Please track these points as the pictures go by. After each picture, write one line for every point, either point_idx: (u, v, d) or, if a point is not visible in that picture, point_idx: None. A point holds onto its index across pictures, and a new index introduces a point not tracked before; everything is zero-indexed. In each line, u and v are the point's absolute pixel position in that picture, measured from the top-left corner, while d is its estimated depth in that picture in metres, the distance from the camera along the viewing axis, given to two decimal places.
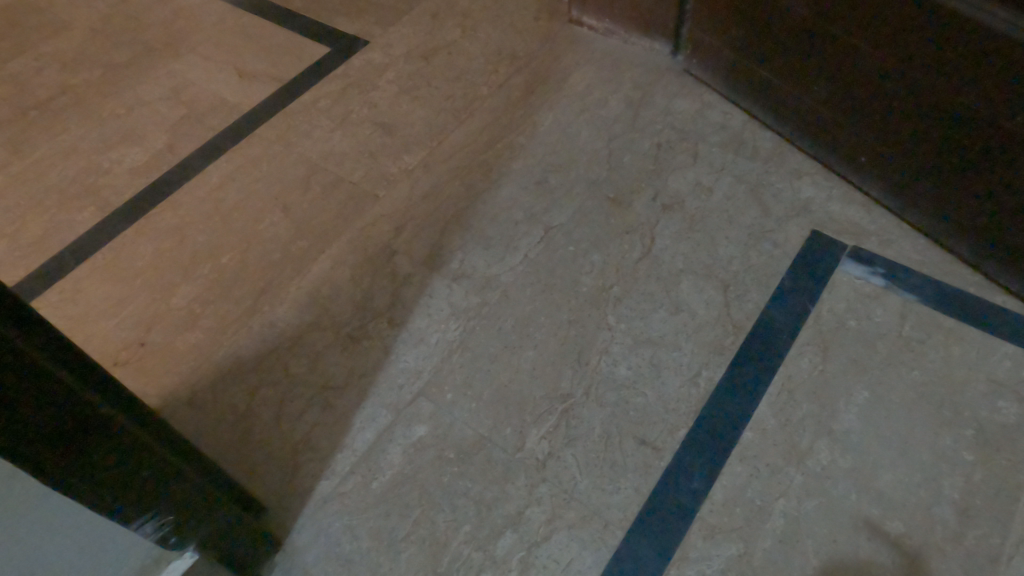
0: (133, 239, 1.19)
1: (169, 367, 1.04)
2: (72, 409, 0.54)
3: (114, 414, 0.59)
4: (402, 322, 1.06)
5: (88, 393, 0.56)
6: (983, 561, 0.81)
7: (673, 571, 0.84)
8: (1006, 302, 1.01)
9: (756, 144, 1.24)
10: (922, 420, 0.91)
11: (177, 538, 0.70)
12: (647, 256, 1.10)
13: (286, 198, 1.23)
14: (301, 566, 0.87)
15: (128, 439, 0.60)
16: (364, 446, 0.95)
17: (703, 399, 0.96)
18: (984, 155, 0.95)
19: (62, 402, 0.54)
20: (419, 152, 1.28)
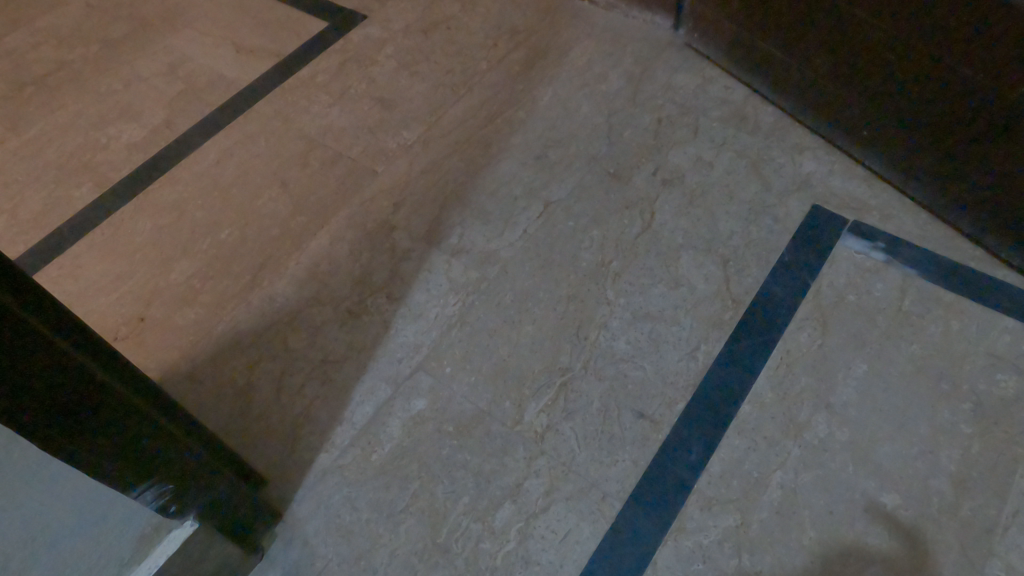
0: (130, 215, 1.19)
1: (168, 342, 1.04)
2: (70, 378, 0.54)
3: (113, 384, 0.58)
4: (401, 297, 1.06)
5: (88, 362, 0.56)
6: (978, 533, 0.82)
7: (670, 541, 0.84)
8: (1007, 277, 1.01)
9: (757, 119, 1.23)
10: (921, 393, 0.91)
11: (177, 508, 0.70)
12: (647, 231, 1.10)
13: (284, 173, 1.22)
14: (301, 536, 0.87)
15: (129, 408, 0.60)
16: (364, 419, 0.95)
17: (701, 372, 0.96)
18: (986, 127, 0.94)
19: (62, 371, 0.53)
20: (418, 127, 1.27)
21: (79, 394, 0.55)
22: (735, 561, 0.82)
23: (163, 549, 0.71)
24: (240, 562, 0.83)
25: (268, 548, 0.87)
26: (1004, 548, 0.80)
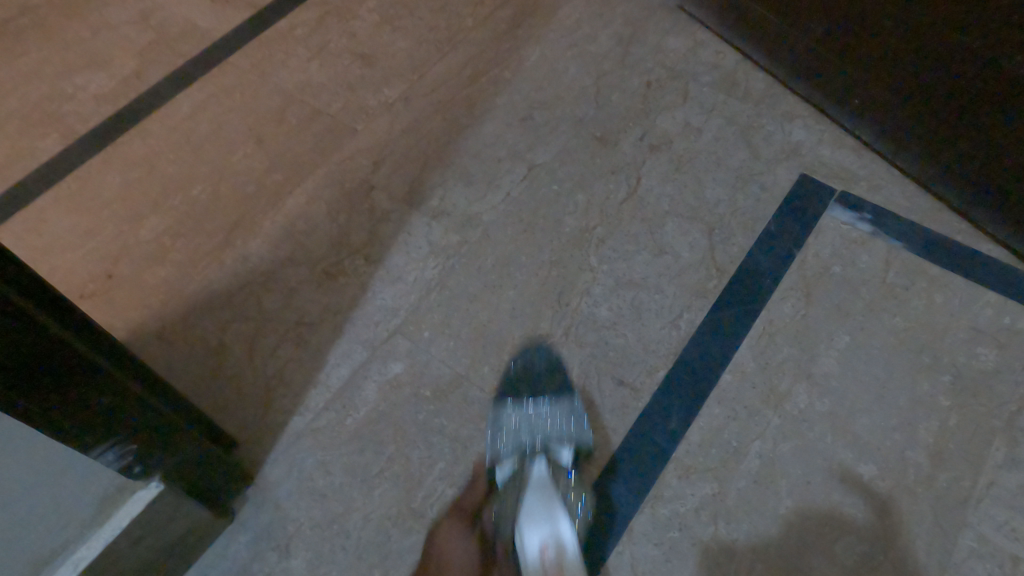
0: (98, 168, 1.14)
1: (137, 300, 1.01)
2: (30, 336, 0.51)
3: (76, 342, 0.55)
4: (379, 259, 1.03)
5: (49, 319, 0.53)
6: (953, 504, 0.82)
7: (647, 509, 0.84)
8: (992, 251, 1.00)
9: (748, 85, 1.20)
10: (901, 365, 0.91)
11: (143, 468, 0.68)
12: (633, 197, 1.08)
13: (259, 129, 1.18)
14: (273, 499, 0.86)
15: (91, 368, 0.57)
16: (339, 382, 0.93)
17: (683, 341, 0.95)
18: (982, 96, 0.92)
19: (23, 329, 0.50)
20: (400, 85, 1.22)
21: (38, 350, 0.52)
22: (711, 529, 0.82)
23: (128, 509, 0.70)
24: (210, 524, 0.81)
25: (239, 510, 0.85)
26: (976, 518, 0.81)
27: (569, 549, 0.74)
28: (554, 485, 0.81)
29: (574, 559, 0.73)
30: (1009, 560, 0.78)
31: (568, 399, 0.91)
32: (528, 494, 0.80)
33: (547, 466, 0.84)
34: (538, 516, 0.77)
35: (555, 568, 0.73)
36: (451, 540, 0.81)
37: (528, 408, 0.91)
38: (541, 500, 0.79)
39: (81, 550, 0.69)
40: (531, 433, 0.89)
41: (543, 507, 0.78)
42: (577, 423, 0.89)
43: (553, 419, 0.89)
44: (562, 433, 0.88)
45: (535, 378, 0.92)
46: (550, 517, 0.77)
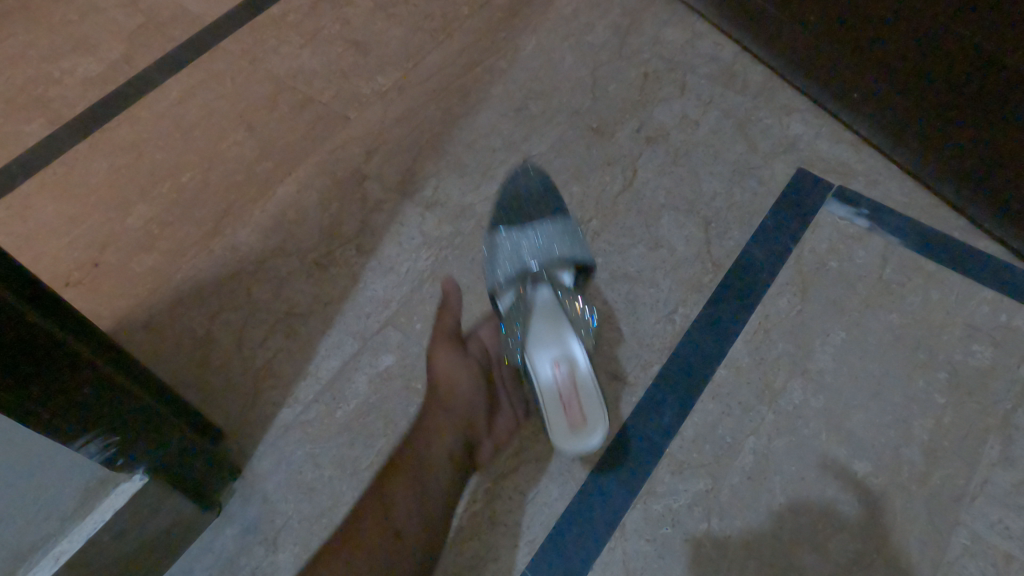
0: (85, 154, 1.12)
1: (123, 289, 0.99)
2: (10, 327, 0.49)
3: (58, 332, 0.54)
4: (371, 250, 1.02)
5: (31, 308, 0.51)
6: (946, 502, 0.81)
7: (639, 505, 0.83)
8: (989, 248, 1.00)
9: (746, 78, 1.19)
10: (897, 363, 0.90)
11: (127, 462, 0.67)
12: (628, 189, 1.06)
13: (250, 116, 1.16)
14: (261, 493, 0.84)
15: (73, 359, 0.55)
16: (329, 373, 0.92)
17: (678, 335, 0.94)
18: (979, 95, 0.90)
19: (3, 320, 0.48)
20: (393, 73, 1.21)
21: (21, 343, 0.50)
22: (704, 525, 0.81)
23: (111, 502, 0.69)
24: (196, 518, 0.80)
25: (226, 503, 0.84)
26: (970, 517, 0.80)
27: (578, 366, 0.82)
28: (558, 305, 0.87)
29: (585, 375, 0.82)
30: (1002, 559, 0.78)
31: (561, 224, 0.97)
32: (533, 322, 0.86)
33: (550, 291, 0.88)
34: (547, 338, 0.84)
35: (568, 384, 0.82)
36: (452, 369, 0.82)
37: (519, 233, 0.96)
38: (548, 327, 0.85)
39: (62, 544, 0.68)
40: (530, 255, 0.94)
41: (551, 331, 0.85)
42: (569, 241, 0.94)
43: (545, 245, 0.95)
44: (558, 258, 0.92)
45: (531, 204, 1.01)
46: (558, 341, 0.84)
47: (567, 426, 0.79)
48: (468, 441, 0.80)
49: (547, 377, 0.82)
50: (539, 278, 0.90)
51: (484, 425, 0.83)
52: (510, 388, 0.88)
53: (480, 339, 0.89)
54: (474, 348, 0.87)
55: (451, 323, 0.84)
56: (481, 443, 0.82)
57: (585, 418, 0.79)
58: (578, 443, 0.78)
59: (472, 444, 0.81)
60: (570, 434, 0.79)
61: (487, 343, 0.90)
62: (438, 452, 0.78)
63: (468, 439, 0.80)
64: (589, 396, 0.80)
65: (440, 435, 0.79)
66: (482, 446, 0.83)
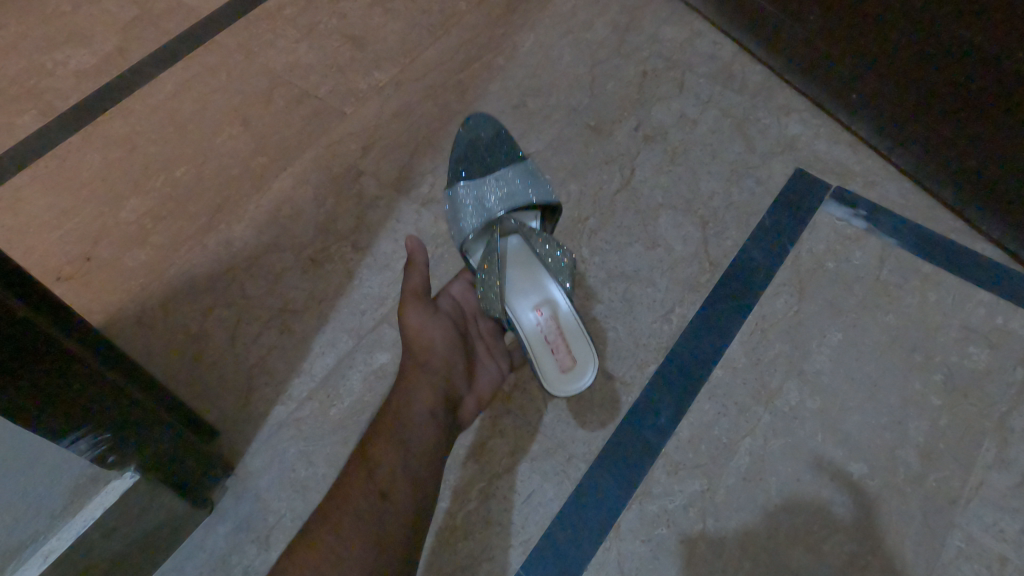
0: (78, 147, 1.11)
1: (116, 284, 0.98)
2: (9, 330, 0.49)
3: (57, 335, 0.53)
4: (367, 246, 1.01)
5: (30, 311, 0.51)
6: (942, 504, 0.81)
7: (635, 505, 0.82)
8: (986, 250, 0.99)
9: (745, 77, 1.19)
10: (893, 364, 0.90)
11: (116, 459, 0.66)
12: (626, 188, 1.06)
13: (245, 110, 1.15)
14: (253, 490, 0.84)
15: (71, 361, 0.55)
16: (323, 371, 0.91)
17: (674, 335, 0.94)
18: (977, 95, 0.89)
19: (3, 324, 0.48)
20: (390, 68, 1.20)
21: (19, 346, 0.50)
22: (699, 525, 0.81)
23: (103, 499, 0.70)
24: (187, 516, 0.79)
25: (218, 501, 0.83)
26: (965, 519, 0.80)
27: (560, 309, 0.83)
28: (530, 251, 0.87)
29: (568, 316, 0.82)
30: (997, 561, 0.78)
31: (520, 164, 0.93)
32: (508, 269, 0.86)
33: (520, 237, 0.88)
34: (524, 286, 0.85)
35: (551, 328, 0.82)
36: (424, 324, 0.79)
37: (480, 184, 0.91)
38: (522, 275, 0.86)
39: (51, 542, 0.69)
40: (493, 201, 0.90)
41: (525, 277, 0.85)
42: (529, 181, 0.91)
43: (507, 187, 0.90)
44: (519, 203, 0.89)
45: (483, 151, 0.94)
46: (535, 287, 0.85)
47: (556, 367, 0.78)
48: (450, 395, 0.77)
49: (531, 323, 0.83)
50: (507, 219, 0.87)
51: (463, 381, 0.80)
52: (490, 345, 0.88)
53: (449, 299, 0.87)
54: (444, 307, 0.85)
55: (421, 279, 0.80)
56: (462, 398, 0.79)
57: (574, 356, 0.79)
58: (569, 382, 0.77)
59: (454, 399, 0.78)
60: (560, 373, 0.78)
61: (455, 302, 0.88)
62: (416, 406, 0.74)
63: (450, 392, 0.77)
64: (575, 334, 0.80)
65: (422, 387, 0.75)
66: (464, 403, 0.80)
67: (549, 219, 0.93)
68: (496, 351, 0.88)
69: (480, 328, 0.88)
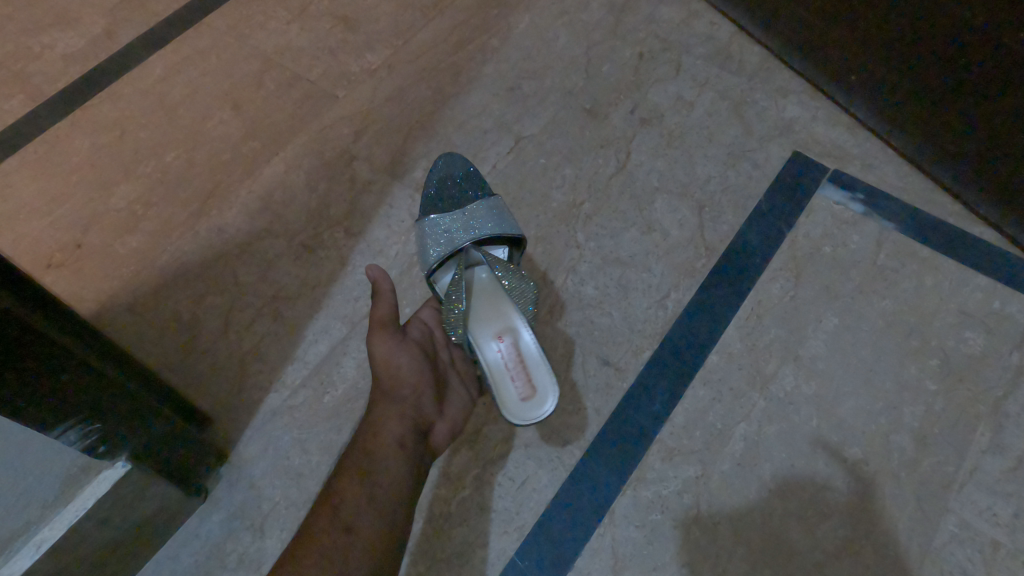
0: (66, 131, 1.09)
1: (106, 271, 0.97)
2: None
3: (42, 327, 0.53)
4: (359, 232, 1.00)
5: (13, 304, 0.50)
6: (936, 488, 0.81)
7: (628, 491, 0.82)
8: (984, 234, 0.98)
9: (742, 58, 1.17)
10: (889, 350, 0.90)
11: (108, 448, 0.65)
12: (622, 171, 1.05)
13: (236, 94, 1.13)
14: (247, 478, 0.84)
15: (58, 354, 0.54)
16: (317, 357, 0.91)
17: (669, 321, 0.93)
18: (980, 78, 0.88)
19: None
20: (383, 51, 1.18)
21: (6, 341, 0.50)
22: (693, 511, 0.81)
23: (95, 488, 0.68)
24: (181, 503, 0.79)
25: (212, 489, 0.83)
26: (959, 503, 0.80)
27: (523, 338, 0.81)
28: (495, 282, 0.86)
29: (529, 345, 0.81)
30: (990, 546, 0.78)
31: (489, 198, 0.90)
32: (474, 298, 0.85)
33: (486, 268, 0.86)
34: (488, 316, 0.84)
35: (513, 356, 0.81)
36: (391, 352, 0.73)
37: (448, 217, 0.88)
38: (487, 304, 0.84)
39: (42, 532, 0.67)
40: (457, 233, 0.87)
41: (490, 307, 0.84)
42: (499, 217, 0.88)
43: (473, 220, 0.87)
44: (482, 235, 0.86)
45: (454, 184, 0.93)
46: (499, 316, 0.83)
47: (516, 396, 0.77)
48: (421, 424, 0.72)
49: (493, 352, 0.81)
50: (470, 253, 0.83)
51: (435, 409, 0.75)
52: (461, 368, 0.83)
53: (420, 326, 0.82)
54: (413, 334, 0.79)
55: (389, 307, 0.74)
56: (434, 425, 0.74)
57: (534, 386, 0.78)
58: (529, 410, 0.76)
59: (424, 428, 0.72)
60: (519, 402, 0.77)
61: (426, 330, 0.83)
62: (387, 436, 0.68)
63: (420, 420, 0.72)
64: (538, 364, 0.79)
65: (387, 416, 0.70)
66: (436, 428, 0.74)
67: (517, 253, 0.91)
68: (468, 376, 0.83)
69: (452, 354, 0.83)
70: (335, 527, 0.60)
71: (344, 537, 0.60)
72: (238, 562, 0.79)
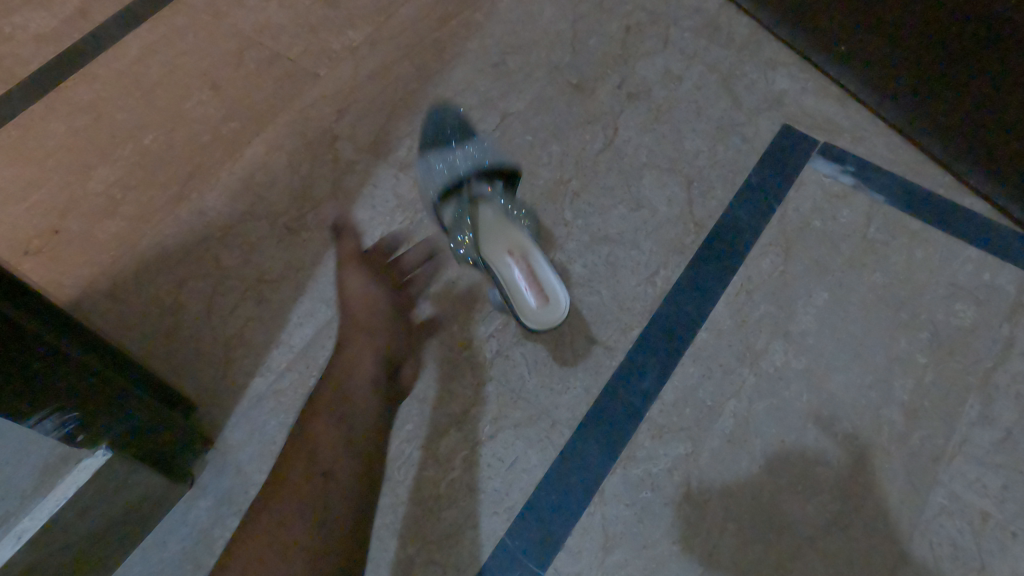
0: (41, 114, 1.07)
1: (86, 257, 0.95)
2: None
3: (18, 318, 0.52)
4: (343, 214, 0.99)
5: None
6: (925, 461, 0.81)
7: (618, 470, 0.82)
8: (974, 205, 0.97)
9: (731, 30, 1.15)
10: (880, 323, 0.89)
11: (88, 437, 0.64)
12: (609, 148, 1.03)
13: (215, 74, 1.10)
14: (234, 464, 0.83)
15: (38, 345, 0.54)
16: (302, 341, 0.90)
17: (658, 298, 0.92)
18: (971, 46, 0.86)
19: None
20: (365, 27, 1.15)
21: None
22: (683, 488, 0.81)
23: (77, 476, 0.68)
24: (166, 491, 0.78)
25: (199, 475, 0.82)
26: (948, 476, 0.80)
27: (530, 253, 0.84)
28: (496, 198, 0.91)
29: (537, 256, 0.83)
30: (979, 517, 0.78)
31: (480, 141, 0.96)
32: (479, 221, 0.88)
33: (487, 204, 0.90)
34: (494, 235, 0.86)
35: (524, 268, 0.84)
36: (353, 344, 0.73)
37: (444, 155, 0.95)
38: (492, 225, 0.87)
39: (25, 523, 0.68)
40: (455, 166, 0.94)
41: (496, 227, 0.87)
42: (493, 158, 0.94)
43: (468, 161, 0.93)
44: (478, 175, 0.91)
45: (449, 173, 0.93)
46: (504, 235, 0.86)
47: (532, 303, 0.81)
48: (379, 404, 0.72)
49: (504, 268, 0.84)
50: (474, 183, 0.92)
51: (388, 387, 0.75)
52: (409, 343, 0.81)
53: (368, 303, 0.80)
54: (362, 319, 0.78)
55: (355, 243, 0.83)
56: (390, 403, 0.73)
57: (547, 292, 0.82)
58: (547, 313, 0.81)
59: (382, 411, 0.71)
60: (536, 307, 0.81)
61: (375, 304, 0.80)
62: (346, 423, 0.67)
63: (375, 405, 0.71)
64: (547, 273, 0.82)
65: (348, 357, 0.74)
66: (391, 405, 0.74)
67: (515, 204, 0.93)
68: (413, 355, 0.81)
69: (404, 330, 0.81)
70: (303, 466, 0.63)
71: (325, 481, 0.62)
72: (226, 548, 0.79)
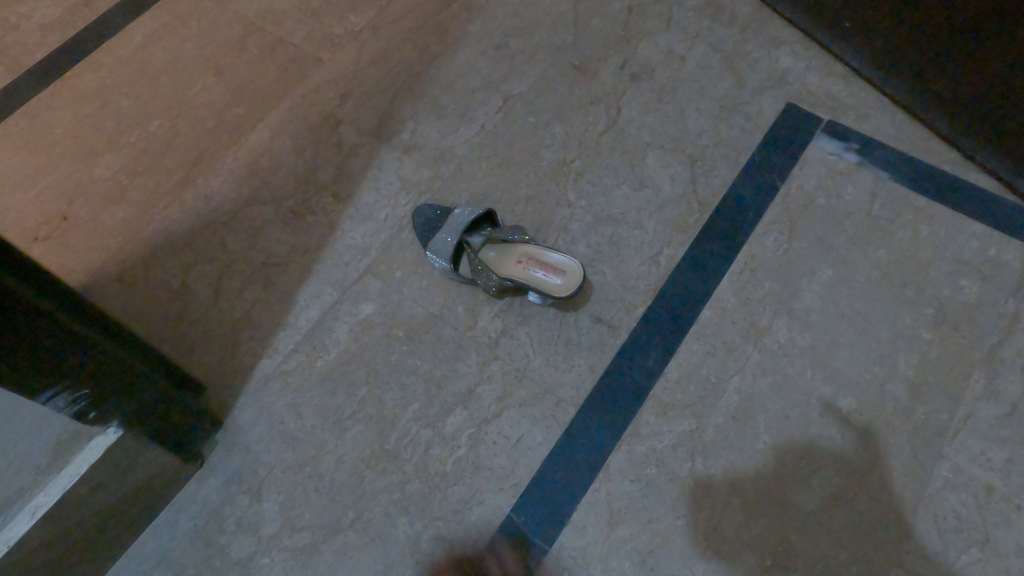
0: (47, 103, 1.08)
1: (94, 243, 0.96)
2: None
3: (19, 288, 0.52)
4: (347, 197, 0.99)
5: None
6: (930, 435, 0.81)
7: (623, 446, 0.83)
8: (980, 180, 0.97)
9: (734, 9, 1.14)
10: (884, 300, 0.89)
11: (98, 414, 0.65)
12: (612, 128, 1.03)
13: (218, 60, 1.11)
14: (242, 443, 0.84)
15: (40, 316, 0.54)
16: (309, 323, 0.91)
17: (662, 277, 0.93)
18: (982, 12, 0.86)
19: None
20: (367, 11, 1.15)
21: None
22: (688, 464, 0.81)
23: (88, 454, 0.69)
24: (176, 470, 0.79)
25: (208, 455, 0.83)
26: (953, 450, 0.81)
27: (532, 249, 0.89)
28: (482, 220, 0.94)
29: (539, 248, 0.89)
30: (984, 490, 0.78)
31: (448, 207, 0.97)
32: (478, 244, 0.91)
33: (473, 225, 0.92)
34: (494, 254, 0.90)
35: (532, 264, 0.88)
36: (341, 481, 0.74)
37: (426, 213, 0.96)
38: (490, 245, 0.91)
39: (38, 498, 0.67)
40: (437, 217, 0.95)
41: (493, 247, 0.91)
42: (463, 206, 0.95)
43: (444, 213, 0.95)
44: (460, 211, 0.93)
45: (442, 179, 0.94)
46: (503, 251, 0.90)
47: (555, 282, 0.86)
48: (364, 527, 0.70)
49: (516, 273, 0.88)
50: (456, 212, 0.92)
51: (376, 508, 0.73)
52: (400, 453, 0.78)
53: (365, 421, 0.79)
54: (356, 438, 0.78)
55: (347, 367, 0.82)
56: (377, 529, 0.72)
57: (561, 267, 0.87)
58: (569, 280, 0.86)
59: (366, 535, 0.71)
60: (559, 283, 0.86)
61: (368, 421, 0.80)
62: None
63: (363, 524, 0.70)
64: (554, 256, 0.88)
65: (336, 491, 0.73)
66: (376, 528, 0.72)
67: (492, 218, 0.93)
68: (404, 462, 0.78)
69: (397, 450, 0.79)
70: None
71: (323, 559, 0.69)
72: (236, 526, 0.80)
